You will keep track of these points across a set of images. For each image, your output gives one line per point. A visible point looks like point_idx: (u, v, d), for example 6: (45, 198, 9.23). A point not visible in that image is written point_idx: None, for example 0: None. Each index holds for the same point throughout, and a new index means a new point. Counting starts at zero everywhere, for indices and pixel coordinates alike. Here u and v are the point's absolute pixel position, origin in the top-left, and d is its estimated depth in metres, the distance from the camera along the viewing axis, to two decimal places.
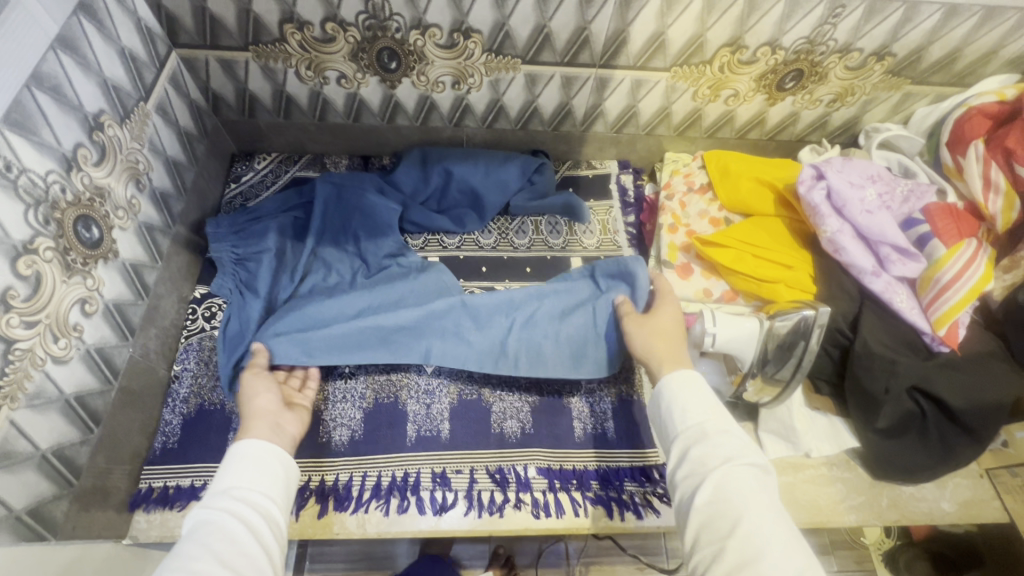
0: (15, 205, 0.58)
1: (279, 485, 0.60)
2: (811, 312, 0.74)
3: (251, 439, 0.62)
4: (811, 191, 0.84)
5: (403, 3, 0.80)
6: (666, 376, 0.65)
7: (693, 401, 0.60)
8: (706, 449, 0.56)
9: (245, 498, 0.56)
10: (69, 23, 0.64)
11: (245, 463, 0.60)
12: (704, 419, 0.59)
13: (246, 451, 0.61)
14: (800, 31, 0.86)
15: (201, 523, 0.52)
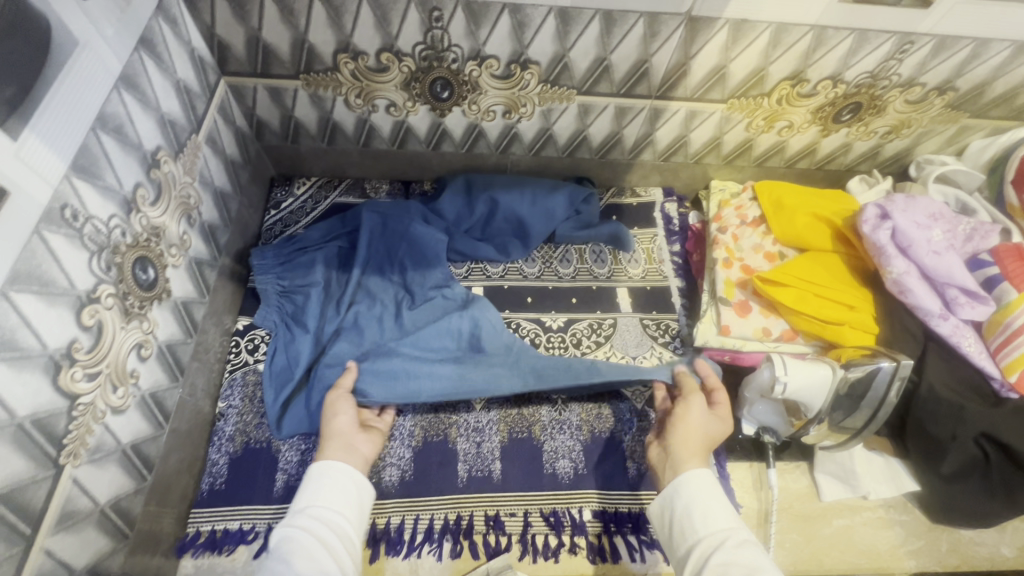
0: (81, 254, 0.55)
1: (354, 500, 0.66)
2: (893, 364, 0.75)
3: (329, 461, 0.68)
4: (875, 231, 0.82)
5: (463, 35, 0.78)
6: (688, 474, 0.66)
7: (706, 505, 0.63)
8: (723, 556, 0.57)
9: (323, 516, 0.62)
10: (131, 60, 0.62)
11: (322, 484, 0.66)
12: (723, 522, 0.61)
13: (324, 470, 0.67)
14: (864, 66, 0.84)
15: (287, 539, 0.59)
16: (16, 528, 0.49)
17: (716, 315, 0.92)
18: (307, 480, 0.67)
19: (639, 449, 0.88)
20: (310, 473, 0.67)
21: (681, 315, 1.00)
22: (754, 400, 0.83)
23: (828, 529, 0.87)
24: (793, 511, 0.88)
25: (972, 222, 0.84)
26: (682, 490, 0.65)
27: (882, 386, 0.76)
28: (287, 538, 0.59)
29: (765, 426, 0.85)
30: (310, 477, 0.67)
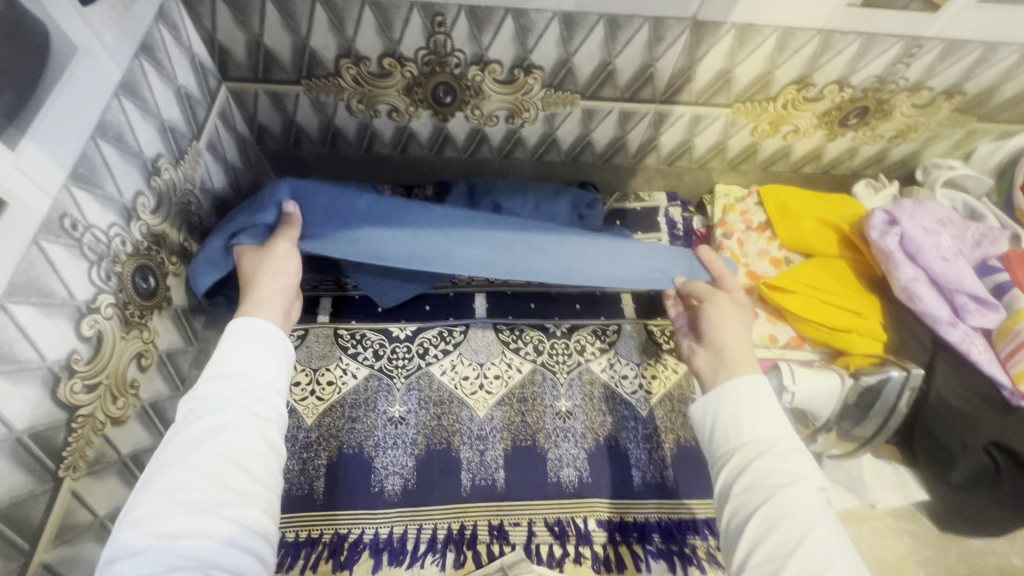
0: (80, 264, 0.55)
1: (276, 352, 0.59)
2: (903, 374, 0.74)
3: (247, 322, 0.59)
4: (884, 237, 0.81)
5: (466, 40, 0.77)
6: (741, 385, 0.60)
7: (757, 412, 0.58)
8: (769, 465, 0.54)
9: (236, 378, 0.55)
10: (131, 67, 0.61)
11: (236, 347, 0.57)
12: (768, 431, 0.56)
13: (231, 336, 0.58)
14: (871, 70, 0.83)
15: (194, 410, 0.52)
16: (15, 544, 0.49)
17: None
18: (222, 344, 0.57)
19: (644, 457, 0.87)
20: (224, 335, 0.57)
21: None
22: None
23: None
24: None
25: (980, 228, 0.85)
26: (734, 393, 0.59)
27: (891, 396, 0.74)
28: (199, 406, 0.53)
29: None
30: (227, 338, 0.58)
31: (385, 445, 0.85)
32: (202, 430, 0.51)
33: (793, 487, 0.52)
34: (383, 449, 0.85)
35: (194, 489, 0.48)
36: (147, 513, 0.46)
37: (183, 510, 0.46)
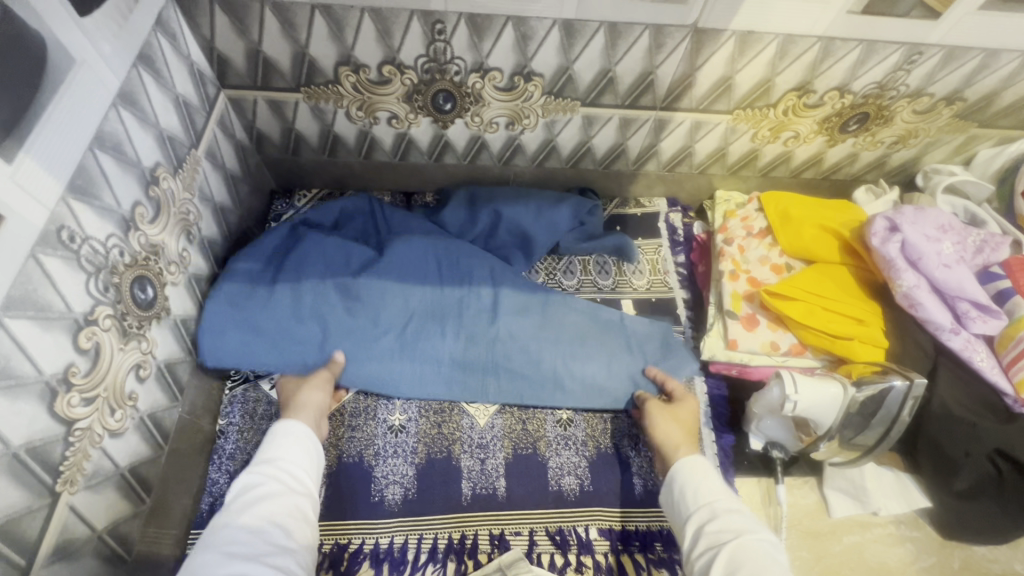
0: (78, 276, 0.54)
1: (310, 449, 0.70)
2: (906, 383, 0.73)
3: (295, 420, 0.72)
4: (886, 244, 0.81)
5: (466, 47, 0.77)
6: (683, 462, 0.73)
7: (706, 480, 0.70)
8: (723, 525, 0.63)
9: (280, 463, 0.66)
10: (129, 77, 0.61)
11: (283, 438, 0.69)
12: (713, 491, 0.68)
13: (281, 429, 0.71)
14: (872, 77, 0.83)
15: (246, 486, 0.63)
16: (10, 560, 0.48)
17: (723, 329, 0.91)
18: (270, 436, 0.70)
19: (645, 464, 0.87)
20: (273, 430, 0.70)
21: (687, 328, 0.99)
22: (763, 415, 0.82)
23: (838, 546, 0.85)
24: (803, 528, 0.87)
25: (981, 234, 0.84)
26: (685, 462, 0.72)
27: (894, 404, 0.75)
28: (248, 485, 0.63)
29: (773, 441, 0.84)
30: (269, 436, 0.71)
31: (385, 453, 0.85)
32: (246, 503, 0.61)
33: (752, 535, 0.61)
34: (383, 458, 0.84)
35: (242, 543, 0.56)
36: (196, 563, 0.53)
37: (228, 556, 0.54)
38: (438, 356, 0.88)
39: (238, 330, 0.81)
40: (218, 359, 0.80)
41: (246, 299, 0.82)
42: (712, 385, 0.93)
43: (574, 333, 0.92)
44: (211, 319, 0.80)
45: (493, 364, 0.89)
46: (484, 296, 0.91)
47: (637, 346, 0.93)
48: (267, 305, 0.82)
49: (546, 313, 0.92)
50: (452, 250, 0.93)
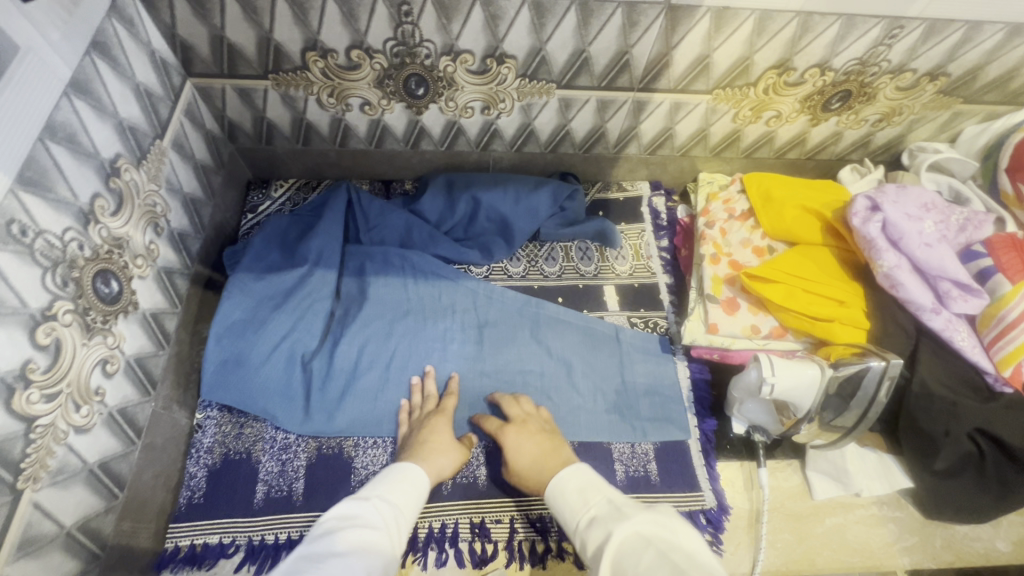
0: (32, 271, 0.53)
1: (415, 504, 0.68)
2: (882, 363, 0.72)
3: (410, 463, 0.71)
4: (866, 225, 0.79)
5: (435, 29, 0.75)
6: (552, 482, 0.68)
7: (571, 496, 0.64)
8: (591, 543, 0.57)
9: (392, 507, 0.64)
10: (82, 65, 0.59)
11: (397, 481, 0.68)
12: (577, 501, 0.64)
13: (395, 468, 0.70)
14: (852, 53, 0.81)
15: (353, 516, 0.61)
16: None
17: (704, 313, 0.88)
18: (388, 469, 0.70)
19: (627, 450, 0.87)
20: (393, 466, 0.70)
21: (670, 313, 0.99)
22: (744, 399, 0.81)
23: (820, 528, 0.86)
24: (785, 511, 0.87)
25: (965, 212, 0.82)
26: (552, 493, 0.67)
27: (871, 385, 0.73)
28: (352, 513, 0.61)
29: (755, 424, 0.84)
30: (387, 471, 0.70)
31: (365, 444, 0.82)
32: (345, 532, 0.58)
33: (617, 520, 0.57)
34: (361, 448, 0.82)
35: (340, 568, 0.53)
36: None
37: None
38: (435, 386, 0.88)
39: (234, 370, 0.81)
40: (216, 397, 0.81)
41: (236, 338, 0.83)
42: (694, 369, 0.93)
43: (564, 355, 0.93)
44: (210, 363, 0.82)
45: (484, 389, 0.89)
46: (471, 319, 0.94)
47: (631, 363, 0.93)
48: (264, 357, 0.83)
49: (536, 338, 0.93)
50: (437, 273, 0.96)
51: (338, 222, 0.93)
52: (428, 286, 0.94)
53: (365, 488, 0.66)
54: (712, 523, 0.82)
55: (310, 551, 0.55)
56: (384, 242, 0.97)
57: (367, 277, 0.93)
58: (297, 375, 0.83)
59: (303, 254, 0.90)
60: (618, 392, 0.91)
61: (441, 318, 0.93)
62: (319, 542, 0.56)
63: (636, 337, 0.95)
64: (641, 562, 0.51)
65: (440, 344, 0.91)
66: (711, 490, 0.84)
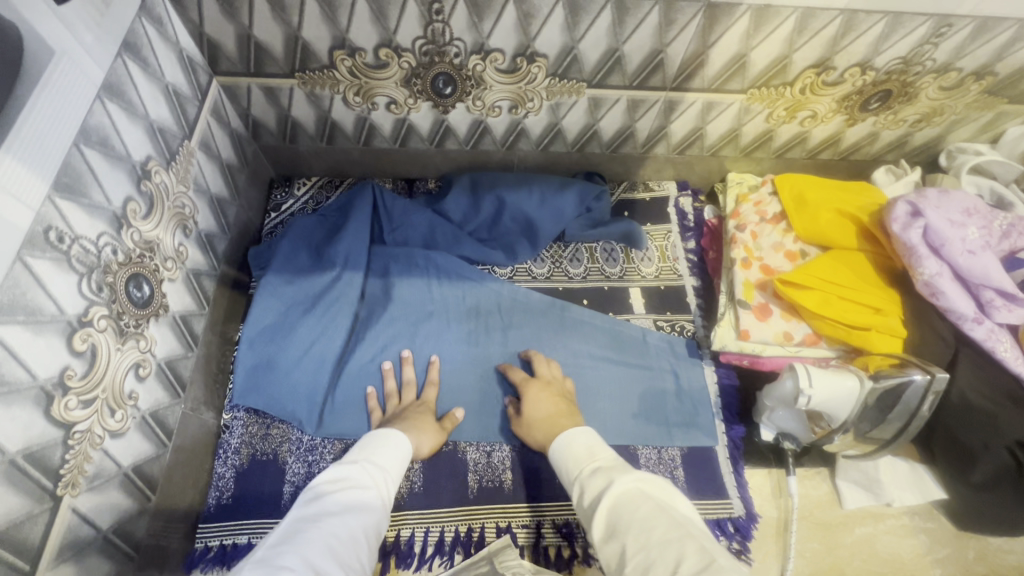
0: (69, 277, 0.53)
1: (400, 467, 0.70)
2: (926, 378, 0.70)
3: (394, 429, 0.74)
4: (907, 231, 0.77)
5: (466, 28, 0.73)
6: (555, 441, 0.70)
7: (580, 449, 0.66)
8: (592, 490, 0.59)
9: (381, 467, 0.66)
10: (114, 67, 0.58)
11: (382, 443, 0.70)
12: (586, 454, 0.65)
13: (381, 433, 0.72)
14: (896, 52, 0.78)
15: (343, 479, 0.63)
16: (15, 566, 0.48)
17: (734, 319, 0.86)
18: (369, 435, 0.72)
19: (654, 456, 0.86)
20: (373, 431, 0.72)
21: (697, 317, 0.97)
22: (776, 407, 0.80)
23: (849, 537, 0.85)
24: (814, 520, 0.86)
25: (1009, 217, 0.80)
26: (558, 446, 0.69)
27: (914, 398, 0.72)
28: (343, 475, 0.64)
29: (785, 432, 0.83)
30: (370, 435, 0.72)
31: None
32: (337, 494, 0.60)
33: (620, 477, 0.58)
34: None
35: (334, 529, 0.55)
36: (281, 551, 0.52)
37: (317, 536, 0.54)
38: (462, 389, 0.88)
39: (264, 374, 0.82)
40: (247, 400, 0.82)
41: (265, 341, 0.84)
42: (722, 374, 0.92)
43: (590, 358, 0.91)
44: (242, 367, 0.82)
45: (510, 393, 0.88)
46: (496, 322, 0.93)
47: (659, 368, 0.92)
48: (291, 360, 0.83)
49: (561, 340, 0.92)
50: (463, 275, 0.94)
51: (364, 223, 0.91)
52: (453, 287, 0.94)
53: (351, 451, 0.68)
54: (742, 532, 0.81)
55: (307, 513, 0.57)
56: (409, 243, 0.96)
57: (392, 278, 0.92)
58: (325, 377, 0.83)
59: (327, 256, 0.89)
60: (645, 397, 0.90)
61: (466, 320, 0.92)
62: (313, 504, 0.58)
63: (663, 341, 0.94)
64: (640, 513, 0.52)
65: (466, 346, 0.90)
66: (739, 498, 0.83)
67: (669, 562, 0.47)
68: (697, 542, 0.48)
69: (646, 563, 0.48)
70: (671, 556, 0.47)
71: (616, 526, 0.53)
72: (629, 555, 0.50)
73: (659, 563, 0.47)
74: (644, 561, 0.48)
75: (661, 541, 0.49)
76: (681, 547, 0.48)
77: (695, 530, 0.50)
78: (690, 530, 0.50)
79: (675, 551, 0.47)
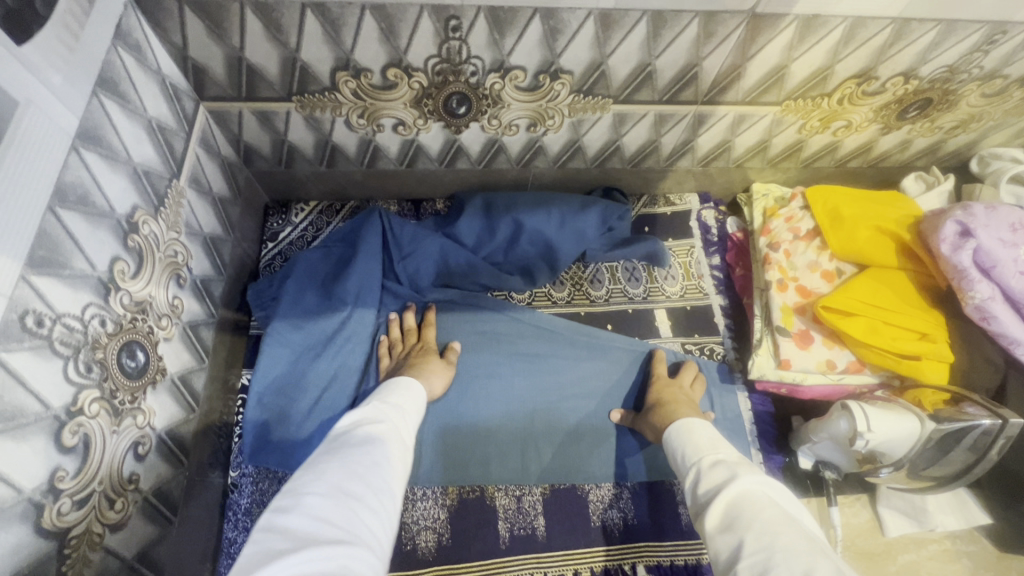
0: (52, 363, 0.45)
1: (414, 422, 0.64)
2: (998, 422, 0.70)
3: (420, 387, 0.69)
4: (957, 253, 0.72)
5: (485, 45, 0.66)
6: (671, 433, 0.70)
7: (703, 441, 0.66)
8: (709, 482, 0.58)
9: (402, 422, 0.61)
10: (89, 110, 0.50)
11: (403, 393, 0.65)
12: (702, 448, 0.64)
13: (396, 381, 0.69)
14: (943, 60, 0.73)
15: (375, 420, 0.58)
16: None
17: (773, 347, 0.83)
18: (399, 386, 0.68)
19: None
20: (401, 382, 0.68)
21: (727, 339, 0.92)
22: (819, 440, 0.78)
23: (893, 566, 0.82)
24: (857, 550, 0.83)
25: None
26: (677, 434, 0.69)
27: (979, 435, 0.72)
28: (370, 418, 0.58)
29: (825, 461, 0.80)
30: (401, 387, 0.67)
31: (414, 496, 0.79)
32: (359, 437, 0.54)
33: (734, 479, 0.56)
34: (412, 502, 0.78)
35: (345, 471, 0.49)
36: (304, 486, 0.46)
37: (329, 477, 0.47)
38: (489, 430, 0.82)
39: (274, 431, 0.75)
40: (257, 460, 0.75)
41: (273, 393, 0.77)
42: (756, 400, 0.88)
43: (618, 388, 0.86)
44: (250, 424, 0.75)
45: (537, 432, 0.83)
46: (518, 352, 0.87)
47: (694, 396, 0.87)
48: (303, 413, 0.76)
49: (588, 368, 0.87)
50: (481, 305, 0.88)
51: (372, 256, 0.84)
52: (470, 317, 0.88)
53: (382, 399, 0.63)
54: None
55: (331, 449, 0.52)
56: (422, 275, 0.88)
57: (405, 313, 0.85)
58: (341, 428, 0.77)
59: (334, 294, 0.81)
60: None
61: (486, 352, 0.86)
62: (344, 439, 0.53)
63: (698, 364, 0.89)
64: (766, 513, 0.50)
65: (488, 382, 0.84)
66: None
67: (795, 570, 0.43)
68: (831, 561, 0.44)
69: (765, 565, 0.46)
70: (800, 567, 0.44)
71: (733, 521, 0.51)
72: (747, 550, 0.48)
73: (783, 567, 0.44)
74: (761, 559, 0.46)
75: (790, 549, 0.46)
76: (812, 562, 0.44)
77: (824, 547, 0.47)
78: (823, 548, 0.46)
79: (806, 564, 0.44)
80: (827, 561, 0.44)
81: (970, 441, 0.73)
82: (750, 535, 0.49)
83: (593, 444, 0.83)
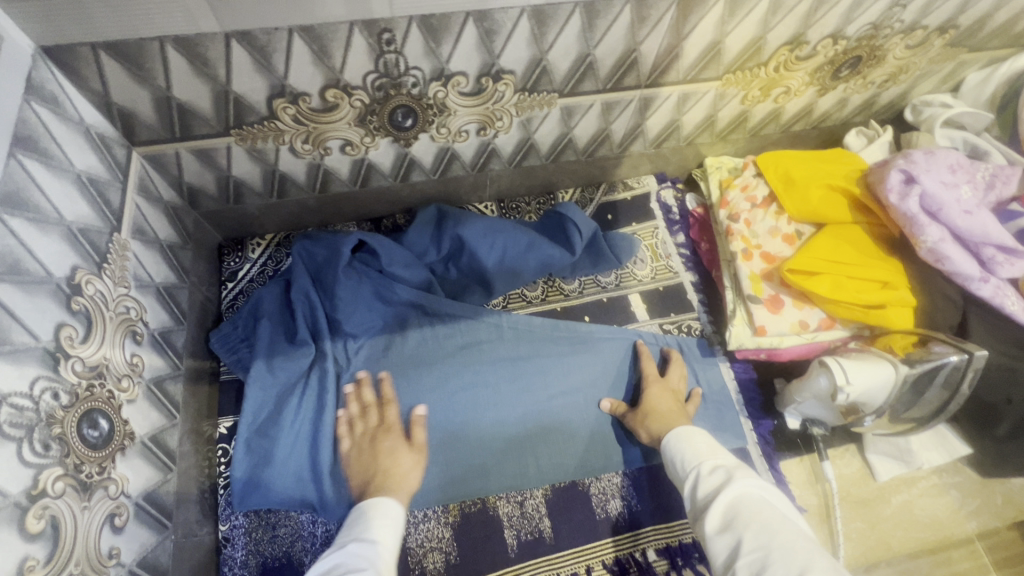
0: (5, 449, 0.42)
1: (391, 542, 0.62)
2: (964, 357, 0.73)
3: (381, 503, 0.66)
4: (905, 201, 0.74)
5: (422, 55, 0.65)
6: (666, 438, 0.71)
7: (699, 445, 0.67)
8: (708, 485, 0.59)
9: (373, 547, 0.59)
10: (9, 172, 0.47)
11: (370, 522, 0.63)
12: (699, 452, 0.65)
13: (365, 513, 0.64)
14: (866, 18, 0.77)
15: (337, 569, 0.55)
16: None
17: (748, 316, 0.85)
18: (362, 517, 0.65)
19: None
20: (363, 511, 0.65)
21: (702, 314, 0.94)
22: (803, 400, 0.80)
23: (888, 509, 0.85)
24: (853, 499, 0.85)
25: (990, 167, 0.79)
26: (674, 435, 0.70)
27: (952, 373, 0.75)
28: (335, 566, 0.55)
29: (811, 418, 0.83)
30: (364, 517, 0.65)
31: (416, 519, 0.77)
32: None
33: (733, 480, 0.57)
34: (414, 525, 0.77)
35: None
36: None
37: None
38: (481, 439, 0.81)
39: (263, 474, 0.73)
40: (249, 505, 0.73)
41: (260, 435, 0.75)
42: (739, 369, 0.89)
43: (603, 379, 0.86)
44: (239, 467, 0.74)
45: (531, 433, 0.82)
46: (500, 356, 0.85)
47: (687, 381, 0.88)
48: (295, 445, 0.75)
49: (573, 361, 0.86)
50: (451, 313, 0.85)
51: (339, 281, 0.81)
52: (448, 328, 0.85)
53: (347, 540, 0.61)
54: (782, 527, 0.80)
55: None
56: (393, 289, 0.83)
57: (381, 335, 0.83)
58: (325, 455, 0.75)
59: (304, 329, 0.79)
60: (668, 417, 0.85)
61: (468, 361, 0.84)
62: None
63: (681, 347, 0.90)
64: (764, 513, 0.52)
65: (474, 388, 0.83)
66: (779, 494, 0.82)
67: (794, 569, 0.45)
68: (828, 558, 0.46)
69: (763, 563, 0.47)
70: (799, 565, 0.45)
71: (732, 520, 0.53)
72: (747, 550, 0.49)
73: (781, 566, 0.46)
74: (760, 559, 0.48)
75: (790, 548, 0.47)
76: (810, 559, 0.46)
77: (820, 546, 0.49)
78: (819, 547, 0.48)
79: (804, 562, 0.45)
80: (823, 558, 0.46)
81: (942, 378, 0.76)
82: (750, 533, 0.50)
83: (587, 437, 0.83)
